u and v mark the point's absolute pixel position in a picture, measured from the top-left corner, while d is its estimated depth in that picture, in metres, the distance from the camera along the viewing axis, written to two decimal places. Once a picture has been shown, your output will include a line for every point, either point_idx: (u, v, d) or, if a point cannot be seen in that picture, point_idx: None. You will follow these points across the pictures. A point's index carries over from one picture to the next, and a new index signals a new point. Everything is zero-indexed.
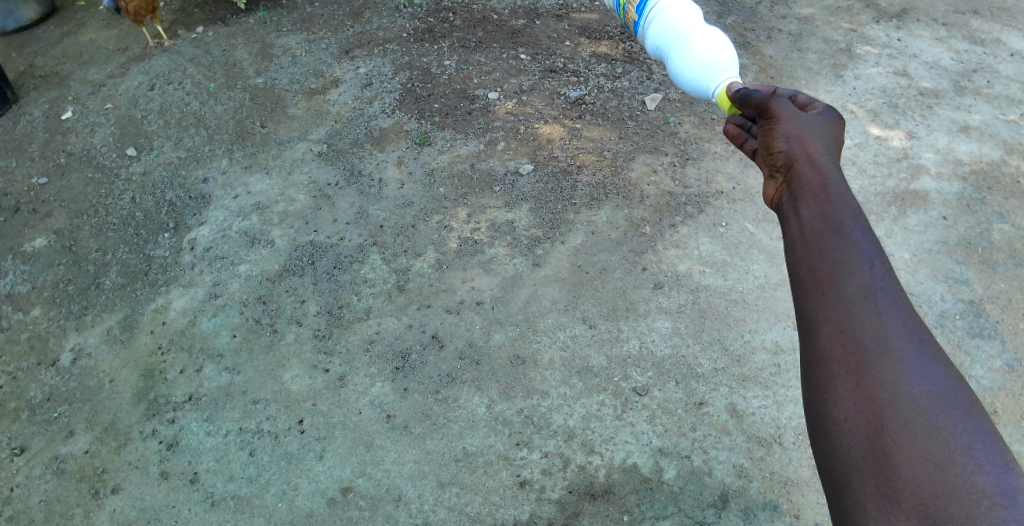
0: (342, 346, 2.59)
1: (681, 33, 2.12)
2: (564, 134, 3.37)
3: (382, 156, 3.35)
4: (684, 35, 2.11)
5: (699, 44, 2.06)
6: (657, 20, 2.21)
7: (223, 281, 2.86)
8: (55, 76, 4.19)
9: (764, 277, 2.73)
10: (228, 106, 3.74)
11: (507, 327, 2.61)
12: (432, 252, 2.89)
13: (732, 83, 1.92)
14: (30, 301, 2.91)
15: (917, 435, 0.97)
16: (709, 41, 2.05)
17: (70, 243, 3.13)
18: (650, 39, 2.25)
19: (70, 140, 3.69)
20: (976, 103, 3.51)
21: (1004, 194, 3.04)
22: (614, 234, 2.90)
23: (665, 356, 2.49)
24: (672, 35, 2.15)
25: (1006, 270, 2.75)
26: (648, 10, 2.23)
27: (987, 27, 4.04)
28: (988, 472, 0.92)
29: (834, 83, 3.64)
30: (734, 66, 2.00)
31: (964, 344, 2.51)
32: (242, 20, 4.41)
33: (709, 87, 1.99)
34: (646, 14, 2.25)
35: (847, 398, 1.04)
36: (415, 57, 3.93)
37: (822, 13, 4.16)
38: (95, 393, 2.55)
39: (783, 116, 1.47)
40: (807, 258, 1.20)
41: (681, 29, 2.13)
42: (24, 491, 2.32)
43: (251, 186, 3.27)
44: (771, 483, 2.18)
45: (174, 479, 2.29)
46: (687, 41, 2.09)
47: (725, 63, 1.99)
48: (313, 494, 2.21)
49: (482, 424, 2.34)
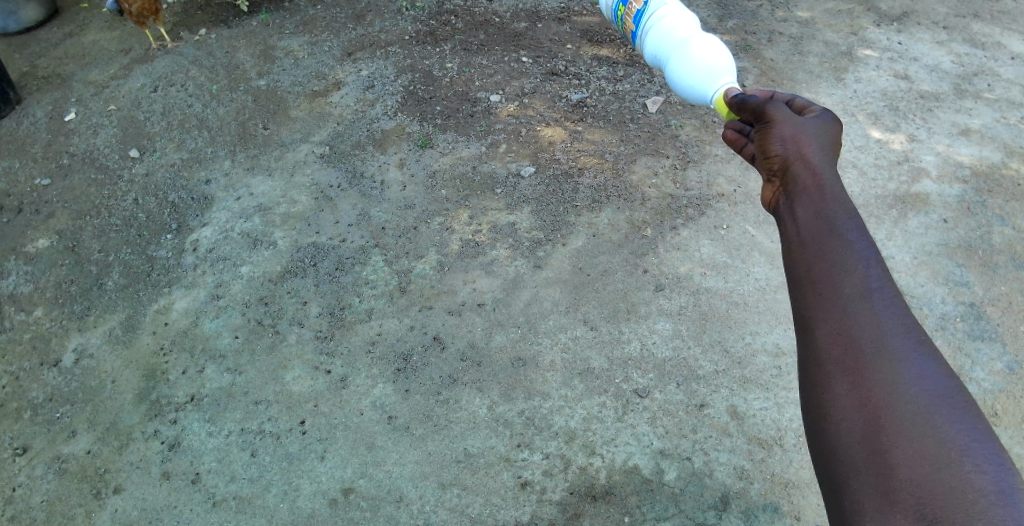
0: (343, 347, 2.60)
1: (677, 42, 2.14)
2: (565, 136, 3.38)
3: (384, 158, 3.35)
4: (681, 42, 2.12)
5: (695, 51, 2.07)
6: (653, 30, 2.22)
7: (224, 282, 2.86)
8: (57, 77, 4.21)
9: (764, 279, 2.73)
10: (230, 108, 3.76)
11: (508, 329, 2.61)
12: (433, 253, 2.90)
13: (729, 88, 1.92)
14: (32, 301, 2.92)
15: (914, 434, 0.98)
16: (706, 48, 2.06)
17: (72, 244, 3.14)
18: (648, 48, 2.26)
19: (73, 141, 3.70)
20: (976, 106, 3.52)
21: (1005, 197, 3.05)
22: (615, 237, 2.91)
23: (665, 358, 2.49)
24: (668, 43, 2.16)
25: (1006, 273, 2.76)
26: (646, 18, 2.25)
27: (988, 30, 4.05)
28: (985, 471, 0.92)
29: (835, 86, 3.65)
30: (731, 72, 2.01)
31: (964, 347, 2.51)
32: (244, 22, 4.43)
33: (705, 93, 1.99)
34: (643, 22, 2.26)
35: (845, 398, 1.05)
36: (417, 59, 3.95)
37: (823, 16, 4.17)
38: (97, 393, 2.56)
39: (779, 119, 1.48)
40: (804, 259, 1.21)
41: (676, 37, 2.14)
42: (25, 491, 2.32)
43: (253, 187, 3.28)
44: (771, 485, 2.18)
45: (176, 479, 2.29)
46: (683, 48, 2.10)
47: (721, 69, 2.00)
48: (314, 494, 2.22)
49: (483, 425, 2.34)
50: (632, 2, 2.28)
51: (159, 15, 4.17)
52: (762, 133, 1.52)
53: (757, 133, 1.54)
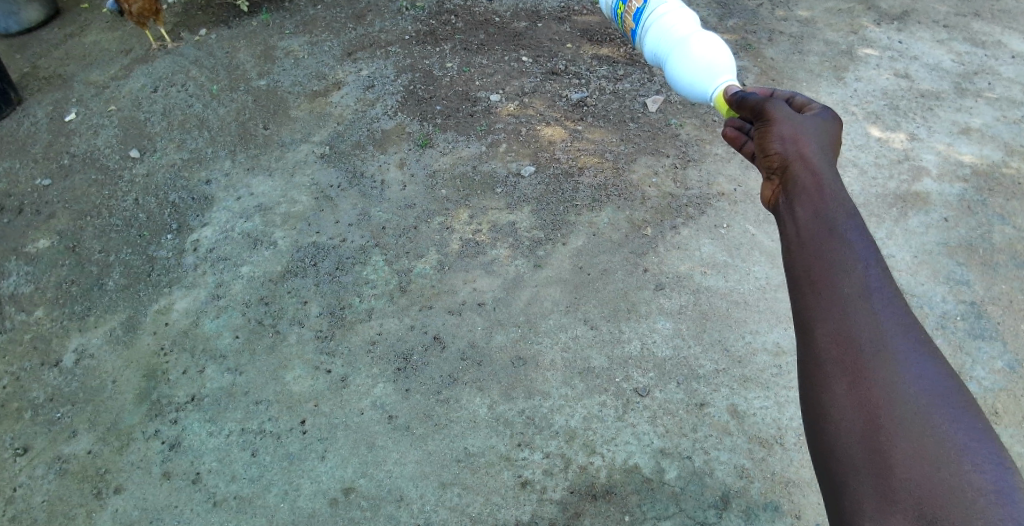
0: (344, 347, 2.60)
1: (676, 40, 2.14)
2: (565, 136, 3.38)
3: (384, 158, 3.36)
4: (681, 40, 2.12)
5: (694, 49, 2.07)
6: (654, 27, 2.22)
7: (225, 282, 2.87)
8: (58, 78, 4.21)
9: (764, 278, 2.73)
10: (230, 108, 3.76)
11: (508, 328, 2.61)
12: (433, 253, 2.90)
13: (729, 86, 1.92)
14: (33, 302, 2.92)
15: (913, 434, 0.98)
16: (706, 45, 2.06)
17: (73, 244, 3.14)
18: (647, 45, 2.26)
19: (73, 141, 3.70)
20: (977, 105, 3.51)
21: (1005, 195, 3.04)
22: (615, 236, 2.91)
23: (666, 357, 2.49)
24: (667, 41, 2.16)
25: (1007, 272, 2.75)
26: (646, 17, 2.25)
27: (988, 29, 4.05)
28: (984, 471, 0.92)
29: (835, 85, 3.64)
30: (731, 70, 2.01)
31: (964, 345, 2.51)
32: (244, 22, 4.43)
33: (705, 90, 1.99)
34: (643, 21, 2.27)
35: (844, 397, 1.05)
36: (417, 59, 3.95)
37: (823, 15, 4.17)
38: (98, 393, 2.56)
39: (778, 118, 1.48)
40: (803, 258, 1.20)
41: (676, 35, 2.14)
42: (26, 491, 2.33)
43: (254, 187, 3.28)
44: (771, 484, 2.18)
45: (176, 479, 2.30)
46: (684, 46, 2.10)
47: (720, 67, 2.00)
48: (314, 494, 2.22)
49: (483, 425, 2.34)
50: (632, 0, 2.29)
51: (162, 17, 4.19)
52: (760, 131, 1.52)
53: (755, 131, 1.53)
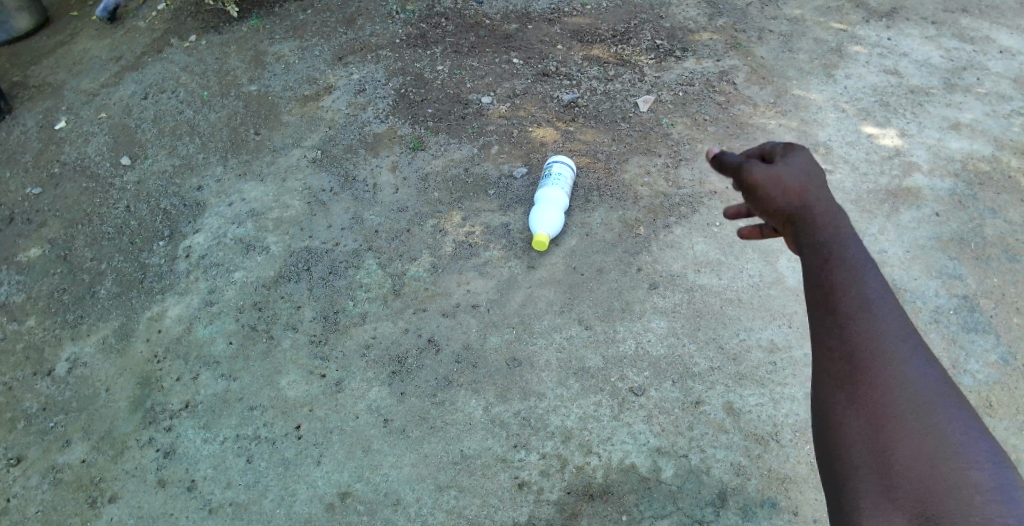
0: (338, 351, 2.59)
1: (565, 194, 2.96)
2: (557, 137, 3.38)
3: (376, 161, 3.35)
4: (550, 201, 2.91)
5: (549, 215, 2.86)
6: (566, 168, 3.03)
7: (217, 288, 2.85)
8: (48, 86, 4.20)
9: (758, 276, 2.73)
10: (221, 114, 3.75)
11: (503, 330, 2.60)
12: (427, 256, 2.89)
13: (548, 224, 2.83)
14: (25, 311, 2.91)
15: (915, 431, 1.04)
16: (552, 209, 2.88)
17: (65, 253, 3.13)
18: (546, 185, 2.98)
19: (64, 150, 3.69)
20: (966, 100, 3.53)
21: (996, 189, 3.06)
22: (608, 236, 2.90)
23: (661, 356, 2.49)
24: (563, 187, 2.97)
25: (998, 265, 2.76)
26: (552, 181, 2.99)
27: (976, 24, 4.06)
28: (984, 468, 0.97)
29: (826, 83, 3.65)
30: (551, 218, 2.85)
31: (958, 339, 2.52)
32: (234, 28, 4.40)
33: (542, 212, 2.87)
34: (550, 181, 2.99)
35: (849, 400, 1.11)
36: (408, 62, 3.95)
37: (813, 13, 4.17)
38: (92, 401, 2.55)
39: (764, 183, 1.32)
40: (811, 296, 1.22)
41: (560, 192, 2.95)
42: (21, 501, 2.32)
43: (246, 192, 3.27)
44: (768, 480, 2.18)
45: (171, 487, 2.28)
46: (548, 202, 2.90)
47: (544, 225, 2.82)
48: (310, 499, 2.21)
49: (479, 426, 2.34)
50: (553, 173, 3.02)
51: (69, 44, 4.51)
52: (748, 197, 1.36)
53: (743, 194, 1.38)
